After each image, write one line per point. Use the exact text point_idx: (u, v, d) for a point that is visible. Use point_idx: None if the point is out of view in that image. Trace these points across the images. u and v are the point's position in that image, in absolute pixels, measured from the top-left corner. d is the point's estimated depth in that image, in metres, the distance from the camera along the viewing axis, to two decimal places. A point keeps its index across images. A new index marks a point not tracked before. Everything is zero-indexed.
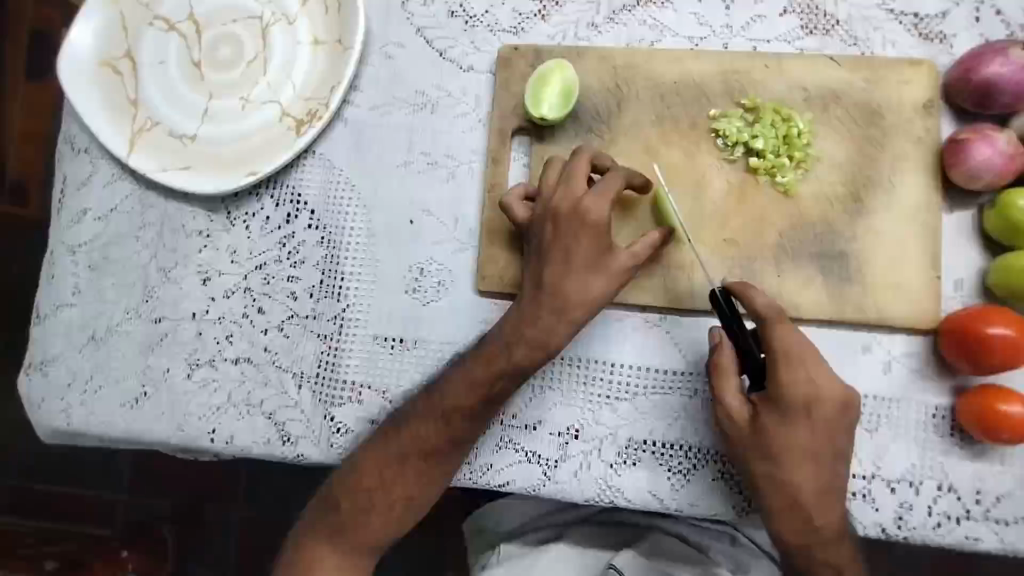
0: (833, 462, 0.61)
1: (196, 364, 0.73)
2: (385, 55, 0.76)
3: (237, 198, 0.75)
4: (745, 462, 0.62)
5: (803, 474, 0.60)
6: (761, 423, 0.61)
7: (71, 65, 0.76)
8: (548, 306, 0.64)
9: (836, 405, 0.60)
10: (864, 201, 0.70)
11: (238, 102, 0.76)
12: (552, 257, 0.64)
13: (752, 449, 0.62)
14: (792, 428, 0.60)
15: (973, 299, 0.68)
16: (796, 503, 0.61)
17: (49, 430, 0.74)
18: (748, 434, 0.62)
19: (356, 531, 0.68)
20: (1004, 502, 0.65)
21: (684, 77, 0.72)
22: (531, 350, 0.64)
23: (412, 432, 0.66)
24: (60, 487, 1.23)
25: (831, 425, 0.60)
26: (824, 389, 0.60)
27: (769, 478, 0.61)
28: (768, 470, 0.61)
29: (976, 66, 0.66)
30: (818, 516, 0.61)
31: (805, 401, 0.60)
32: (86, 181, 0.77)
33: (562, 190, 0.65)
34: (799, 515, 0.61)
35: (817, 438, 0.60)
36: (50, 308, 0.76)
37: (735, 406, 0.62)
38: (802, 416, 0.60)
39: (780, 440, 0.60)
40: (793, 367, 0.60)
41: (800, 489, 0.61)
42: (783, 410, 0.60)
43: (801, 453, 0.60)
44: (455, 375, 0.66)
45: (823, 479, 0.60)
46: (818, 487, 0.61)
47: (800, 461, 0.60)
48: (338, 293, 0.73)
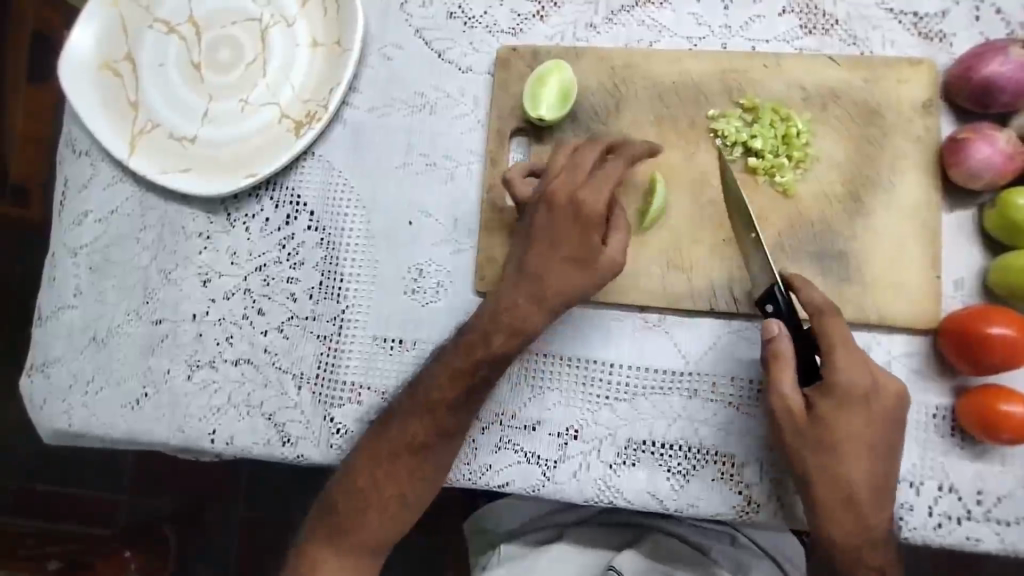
0: (888, 458, 0.61)
1: (197, 365, 0.73)
2: (384, 56, 0.77)
3: (237, 199, 0.76)
4: (800, 457, 0.61)
5: (862, 469, 0.60)
6: (824, 415, 0.60)
7: (71, 67, 0.76)
8: (526, 291, 0.65)
9: (892, 398, 0.60)
10: (864, 200, 0.69)
11: (238, 104, 0.76)
12: (539, 243, 0.65)
13: (814, 443, 0.60)
14: (852, 419, 0.60)
15: (973, 298, 0.68)
16: (855, 501, 0.60)
17: (50, 431, 0.74)
18: (809, 427, 0.61)
19: (354, 533, 0.68)
20: (1005, 502, 0.64)
21: (682, 76, 0.72)
22: (509, 336, 0.65)
23: (394, 428, 0.67)
24: (68, 488, 1.24)
25: (888, 419, 0.60)
26: (880, 381, 0.60)
27: (826, 474, 0.60)
28: (825, 466, 0.60)
29: (975, 65, 0.66)
30: (872, 515, 0.60)
31: (868, 393, 0.60)
32: (86, 184, 0.77)
33: (564, 176, 0.65)
34: (851, 512, 0.60)
35: (876, 431, 0.60)
36: (51, 309, 0.76)
37: (793, 398, 0.61)
38: (861, 408, 0.60)
39: (843, 432, 0.60)
40: (856, 359, 0.60)
41: (856, 484, 0.60)
42: (846, 401, 0.60)
43: (861, 446, 0.60)
44: (435, 367, 0.67)
45: (878, 474, 0.60)
46: (875, 484, 0.60)
47: (859, 455, 0.60)
48: (338, 294, 0.73)
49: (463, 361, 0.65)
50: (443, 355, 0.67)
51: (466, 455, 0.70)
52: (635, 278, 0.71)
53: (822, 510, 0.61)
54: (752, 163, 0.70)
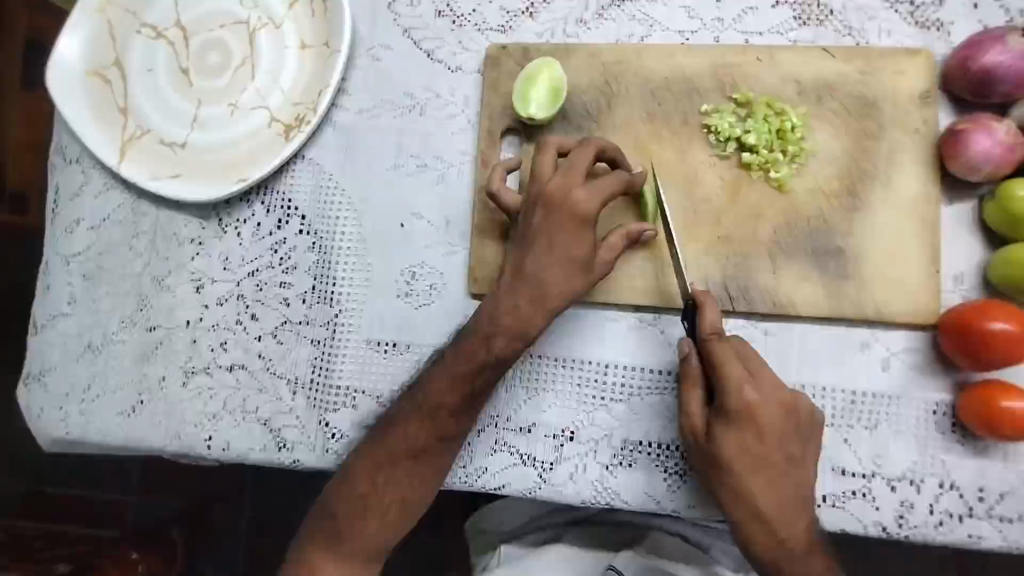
0: (792, 470, 0.61)
1: (191, 372, 0.73)
2: (373, 57, 0.76)
3: (228, 205, 0.75)
4: (705, 474, 0.62)
5: (762, 486, 0.60)
6: (717, 436, 0.60)
7: (59, 74, 0.75)
8: (526, 296, 0.64)
9: (782, 411, 0.60)
10: (862, 195, 0.68)
11: (227, 109, 0.76)
12: (538, 244, 0.64)
13: (712, 462, 0.61)
14: (743, 436, 0.60)
15: (974, 293, 0.67)
16: (762, 517, 0.61)
17: (48, 439, 0.74)
18: (706, 446, 0.61)
19: (353, 539, 0.68)
20: (1008, 499, 0.64)
21: (674, 72, 0.71)
22: (510, 341, 0.64)
23: (395, 433, 0.66)
24: (71, 491, 1.25)
25: (782, 432, 0.60)
26: (771, 396, 0.60)
27: (728, 491, 0.61)
28: (726, 484, 0.61)
29: (974, 54, 0.64)
30: (783, 530, 0.61)
31: (756, 411, 0.59)
32: (78, 191, 0.77)
33: (558, 177, 0.64)
34: (764, 528, 0.61)
35: (772, 447, 0.60)
36: (47, 318, 0.76)
37: (699, 418, 0.62)
38: (750, 424, 0.60)
39: (737, 451, 0.60)
40: (743, 379, 0.60)
41: (760, 501, 0.61)
42: (738, 421, 0.60)
43: (758, 462, 0.60)
44: (437, 373, 0.66)
45: (782, 488, 0.61)
46: (780, 498, 0.61)
47: (759, 472, 0.60)
48: (330, 298, 0.73)
49: (465, 366, 0.65)
50: (444, 360, 0.66)
51: (463, 458, 0.69)
52: (631, 278, 0.70)
53: (737, 524, 0.62)
54: (746, 159, 0.69)
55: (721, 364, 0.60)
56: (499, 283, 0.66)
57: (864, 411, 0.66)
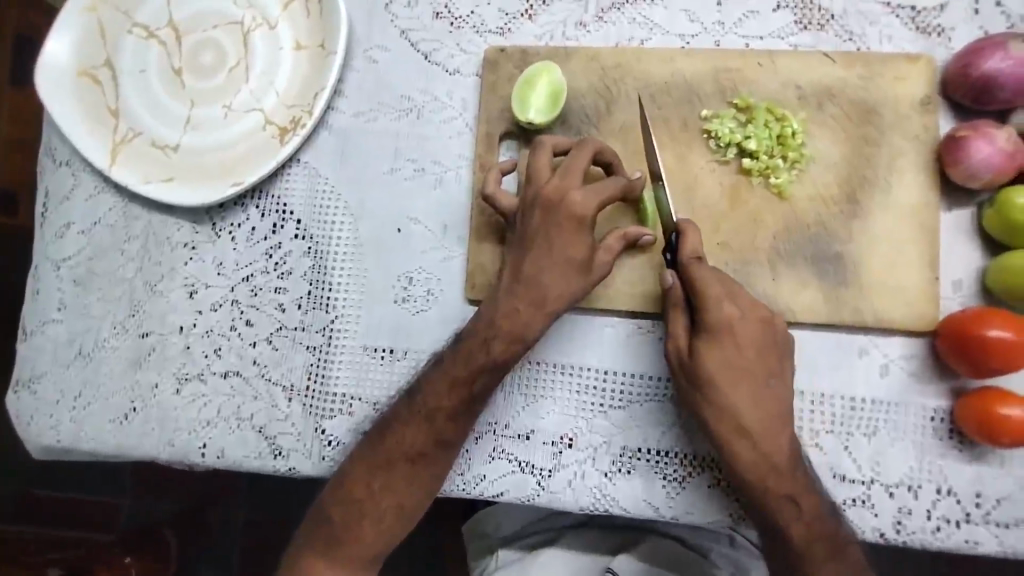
0: (771, 383, 0.62)
1: (185, 379, 0.72)
2: (369, 59, 0.75)
3: (222, 209, 0.74)
4: (687, 394, 0.64)
5: (745, 398, 0.62)
6: (699, 352, 0.62)
7: (47, 76, 0.74)
8: (526, 299, 0.63)
9: (759, 325, 0.62)
10: (861, 201, 0.68)
11: (220, 111, 0.75)
12: (537, 247, 0.63)
13: (695, 379, 0.63)
14: (723, 350, 0.62)
15: (972, 299, 0.67)
16: (746, 430, 0.62)
17: (39, 447, 0.73)
18: (689, 365, 0.63)
19: (349, 546, 0.67)
20: (1004, 504, 0.64)
21: (675, 76, 0.71)
22: (510, 343, 0.63)
23: (393, 438, 0.66)
24: (60, 491, 1.23)
25: (760, 345, 0.62)
26: (748, 310, 0.62)
27: (709, 405, 0.62)
28: (708, 398, 0.62)
29: (975, 61, 0.64)
30: (766, 442, 0.61)
31: (734, 323, 0.62)
32: (68, 195, 0.76)
33: (555, 178, 0.63)
34: (746, 442, 0.62)
35: (751, 359, 0.62)
36: (36, 324, 0.75)
37: (683, 340, 0.64)
38: (729, 338, 0.62)
39: (718, 363, 0.62)
40: (722, 294, 0.62)
41: (742, 414, 0.62)
42: (716, 333, 0.62)
43: (739, 375, 0.62)
44: (436, 377, 0.65)
45: (764, 400, 0.62)
46: (763, 412, 0.62)
47: (740, 384, 0.62)
48: (326, 303, 0.72)
49: (463, 369, 0.64)
50: (442, 362, 0.65)
51: (461, 465, 0.69)
52: (629, 283, 0.70)
53: (719, 441, 0.62)
54: (746, 165, 0.68)
55: (700, 282, 0.62)
56: (497, 285, 0.65)
57: (863, 417, 0.66)
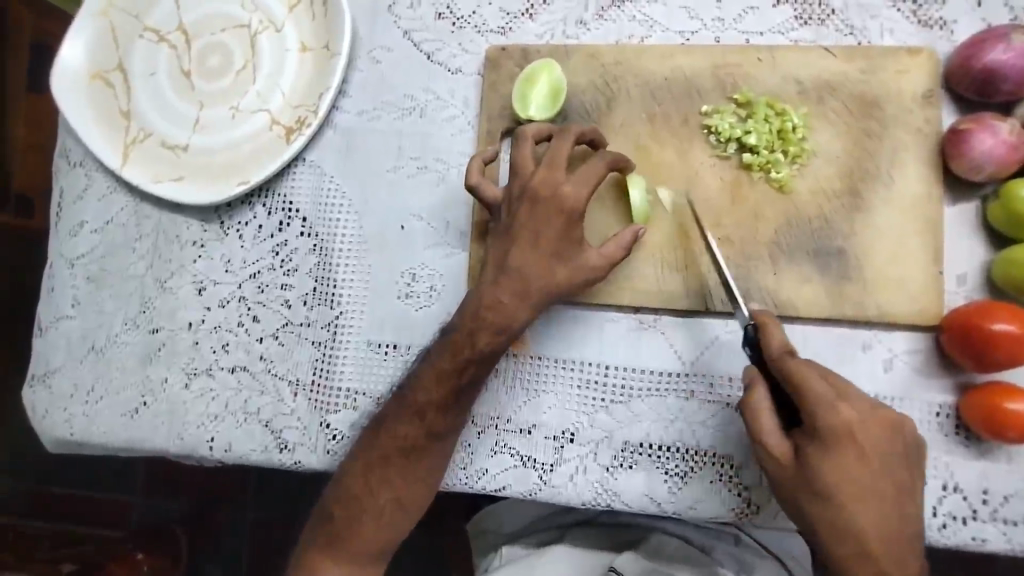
0: (898, 499, 0.56)
1: (194, 373, 0.73)
2: (373, 59, 0.76)
3: (230, 207, 0.76)
4: (796, 504, 0.57)
5: (867, 515, 0.55)
6: (811, 461, 0.55)
7: (62, 78, 0.76)
8: (509, 289, 0.63)
9: (884, 430, 0.56)
10: (862, 194, 0.68)
11: (228, 111, 0.76)
12: (522, 239, 0.64)
13: (809, 492, 0.56)
14: (843, 461, 0.55)
15: (977, 294, 0.66)
16: (869, 554, 0.55)
17: (53, 439, 0.75)
18: (798, 477, 0.57)
19: (349, 539, 0.67)
20: (1013, 501, 0.63)
21: (674, 72, 0.71)
22: (493, 335, 0.63)
23: (386, 433, 0.66)
24: (75, 489, 1.25)
25: (884, 454, 0.56)
26: (868, 414, 0.56)
27: (825, 521, 0.56)
28: (822, 512, 0.56)
29: (976, 54, 0.64)
30: (893, 567, 0.55)
31: (854, 428, 0.55)
32: (81, 194, 0.78)
33: (541, 170, 0.64)
34: (869, 565, 0.55)
35: (875, 471, 0.55)
36: (51, 320, 0.77)
37: (782, 446, 0.57)
38: (849, 446, 0.55)
39: (838, 478, 0.55)
40: (835, 397, 0.55)
41: (866, 534, 0.55)
42: (834, 442, 0.55)
43: (862, 489, 0.55)
44: (425, 370, 0.65)
45: (890, 520, 0.56)
46: (889, 532, 0.55)
47: (863, 501, 0.55)
48: (332, 300, 0.73)
49: (450, 361, 0.64)
50: (431, 356, 0.66)
51: (462, 460, 0.69)
52: (630, 278, 0.70)
53: (837, 562, 0.57)
54: (746, 159, 0.68)
55: (806, 382, 0.56)
56: (481, 276, 0.66)
57: None
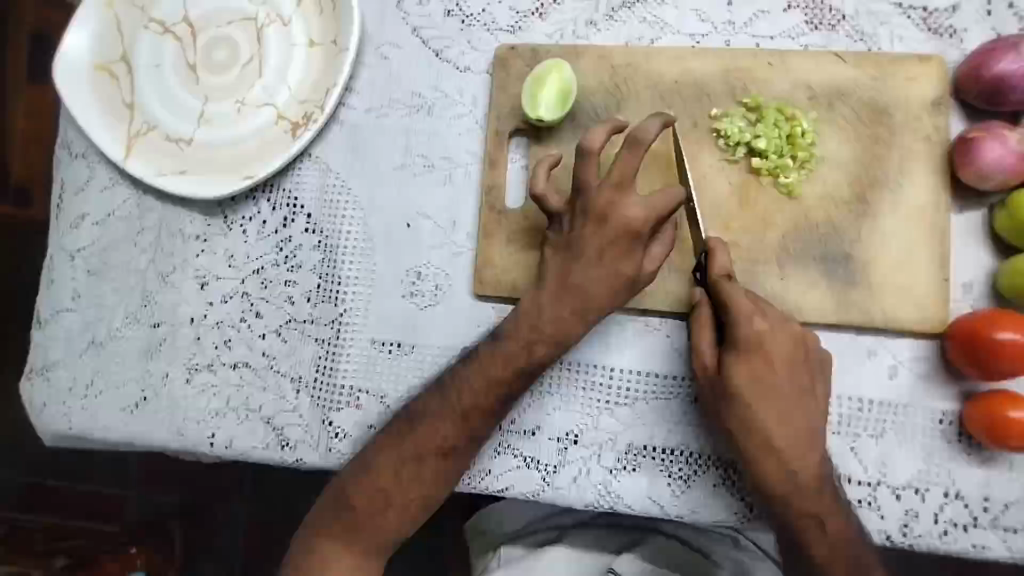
0: (803, 402, 0.61)
1: (195, 369, 0.73)
2: (380, 56, 0.76)
3: (234, 202, 0.75)
4: (714, 406, 0.62)
5: (773, 415, 0.60)
6: (726, 367, 0.60)
7: (66, 69, 0.75)
8: (556, 297, 0.64)
9: (790, 340, 0.61)
10: (871, 202, 0.68)
11: (234, 106, 0.76)
12: (586, 255, 0.63)
13: (724, 396, 0.61)
14: (751, 365, 0.60)
15: (982, 302, 0.66)
16: (773, 449, 0.60)
17: (52, 434, 0.74)
18: (717, 383, 0.61)
19: (368, 532, 0.66)
20: (1013, 509, 0.63)
21: (684, 75, 0.71)
22: (551, 347, 0.64)
23: (424, 428, 0.65)
24: (71, 483, 1.25)
25: (792, 362, 0.61)
26: (779, 325, 0.61)
27: (736, 420, 0.61)
28: (734, 413, 0.61)
29: (987, 62, 0.64)
30: (797, 462, 0.60)
31: (763, 337, 0.60)
32: (84, 186, 0.77)
33: (608, 189, 0.62)
34: (774, 459, 0.60)
35: (784, 376, 0.60)
36: (51, 312, 0.76)
37: (709, 356, 0.62)
38: (758, 353, 0.60)
39: (748, 378, 0.60)
40: (753, 309, 0.60)
41: (773, 435, 0.60)
42: (745, 348, 0.60)
43: (770, 392, 0.60)
44: (471, 372, 0.65)
45: (794, 420, 0.60)
46: (792, 431, 0.60)
47: (770, 402, 0.60)
48: (336, 297, 0.72)
49: (494, 372, 0.64)
50: (477, 360, 0.65)
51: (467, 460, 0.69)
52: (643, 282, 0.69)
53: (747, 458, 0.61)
54: (755, 164, 0.68)
55: (729, 299, 0.60)
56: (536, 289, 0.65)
57: (869, 419, 0.66)
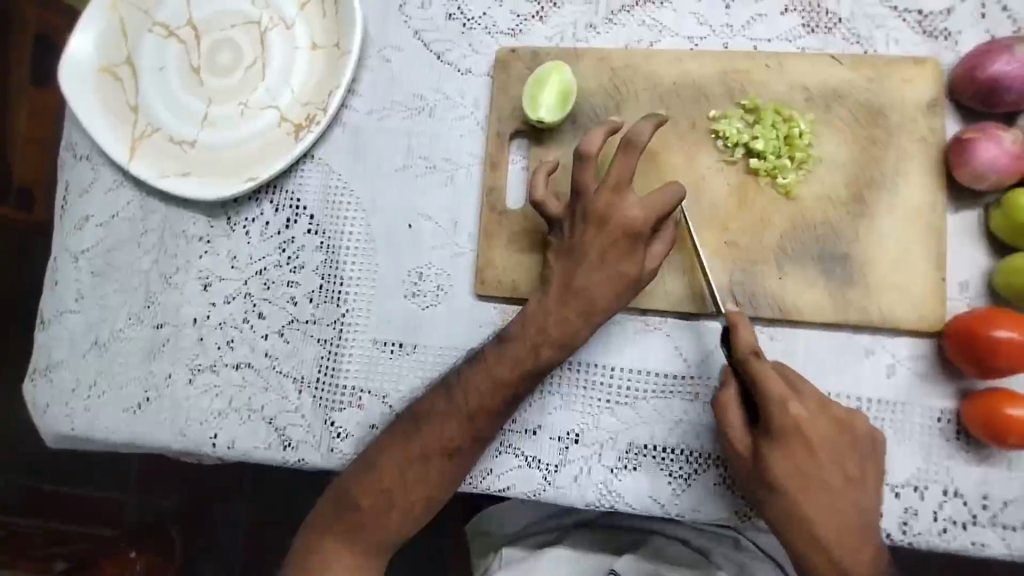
0: (848, 489, 0.59)
1: (198, 369, 0.73)
2: (382, 59, 0.76)
3: (237, 203, 0.76)
4: (753, 494, 0.62)
5: (818, 506, 0.59)
6: (764, 457, 0.60)
7: (71, 72, 0.76)
8: (557, 297, 0.64)
9: (830, 425, 0.60)
10: (868, 202, 0.69)
11: (237, 108, 0.76)
12: (586, 256, 0.64)
13: (763, 484, 0.60)
14: (790, 453, 0.59)
15: (979, 301, 0.67)
16: (821, 543, 0.59)
17: (54, 434, 0.74)
18: (755, 472, 0.61)
19: (371, 531, 0.66)
20: (1012, 507, 0.63)
21: (683, 77, 0.72)
22: (556, 349, 0.64)
23: (427, 429, 0.65)
24: (70, 486, 1.25)
25: (833, 448, 0.59)
26: (818, 411, 0.60)
27: (779, 510, 0.60)
28: (776, 503, 0.60)
29: (981, 64, 0.65)
30: (846, 555, 0.59)
31: (801, 424, 0.59)
32: (88, 188, 0.78)
33: (607, 191, 0.63)
34: (822, 553, 0.59)
35: (826, 463, 0.59)
36: (54, 313, 0.76)
37: (742, 440, 0.61)
38: (798, 442, 0.59)
39: (787, 468, 0.59)
40: (788, 394, 0.59)
41: (817, 525, 0.59)
42: (783, 437, 0.59)
43: (813, 482, 0.59)
44: (476, 372, 0.65)
45: (840, 511, 0.59)
46: (838, 521, 0.59)
47: (814, 493, 0.59)
48: (338, 298, 0.73)
49: (497, 372, 0.64)
50: (480, 360, 0.65)
51: None
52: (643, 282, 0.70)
53: (793, 548, 0.60)
54: (753, 164, 0.69)
55: (763, 383, 0.59)
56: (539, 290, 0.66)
57: (868, 418, 0.66)
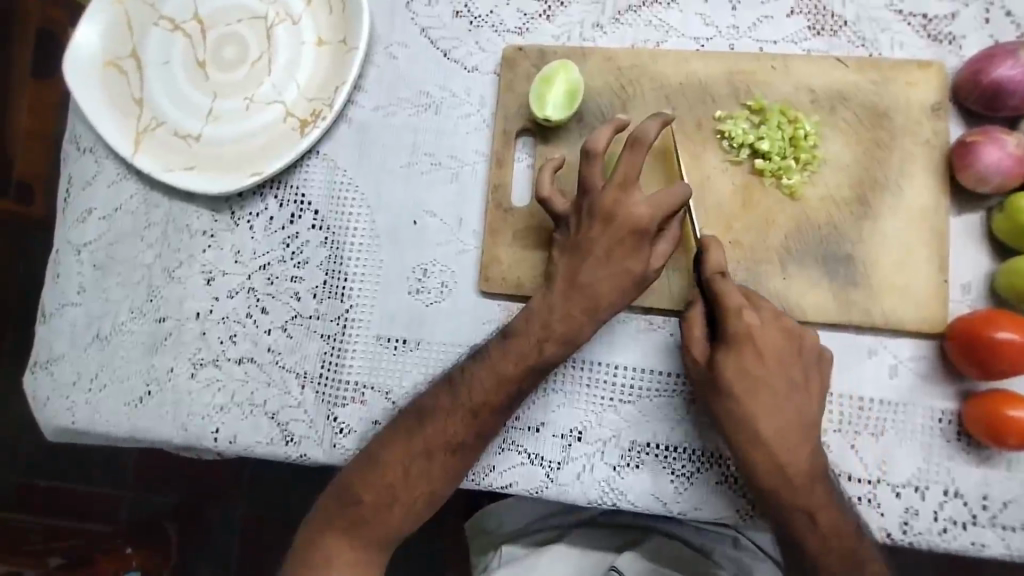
0: (794, 396, 0.62)
1: (200, 364, 0.73)
2: (389, 55, 0.76)
3: (241, 198, 0.76)
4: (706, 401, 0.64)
5: (764, 408, 0.61)
6: (716, 362, 0.62)
7: (76, 64, 0.76)
8: (563, 294, 0.64)
9: (781, 334, 0.62)
10: (872, 204, 0.69)
11: (242, 102, 0.76)
12: (593, 253, 0.64)
13: (715, 388, 0.62)
14: (740, 357, 0.61)
15: (981, 303, 0.67)
16: (762, 442, 0.61)
17: (54, 428, 0.74)
18: (709, 379, 0.63)
19: (374, 526, 0.66)
20: (1011, 507, 0.64)
21: (690, 78, 0.72)
22: (560, 344, 0.64)
23: (431, 425, 0.65)
24: (63, 482, 1.24)
25: (782, 356, 0.62)
26: (769, 320, 0.62)
27: (726, 413, 0.62)
28: (724, 406, 0.62)
29: (985, 68, 0.65)
30: (786, 455, 0.61)
31: (754, 332, 0.61)
32: (91, 181, 0.77)
33: (614, 189, 0.63)
34: (765, 452, 0.61)
35: (773, 367, 0.61)
36: (56, 306, 0.76)
37: (700, 352, 0.64)
38: (747, 346, 0.61)
39: (737, 372, 0.61)
40: (743, 304, 0.62)
41: (762, 426, 0.61)
42: (734, 342, 0.62)
43: (759, 385, 0.61)
44: (481, 369, 0.65)
45: (784, 414, 0.61)
46: (782, 424, 0.61)
47: (761, 394, 0.61)
48: (342, 293, 0.73)
49: (502, 369, 0.64)
50: (485, 356, 0.65)
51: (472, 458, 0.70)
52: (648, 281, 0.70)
53: (740, 453, 0.62)
54: (758, 165, 0.69)
55: (721, 295, 0.62)
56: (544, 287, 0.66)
57: (870, 418, 0.67)
